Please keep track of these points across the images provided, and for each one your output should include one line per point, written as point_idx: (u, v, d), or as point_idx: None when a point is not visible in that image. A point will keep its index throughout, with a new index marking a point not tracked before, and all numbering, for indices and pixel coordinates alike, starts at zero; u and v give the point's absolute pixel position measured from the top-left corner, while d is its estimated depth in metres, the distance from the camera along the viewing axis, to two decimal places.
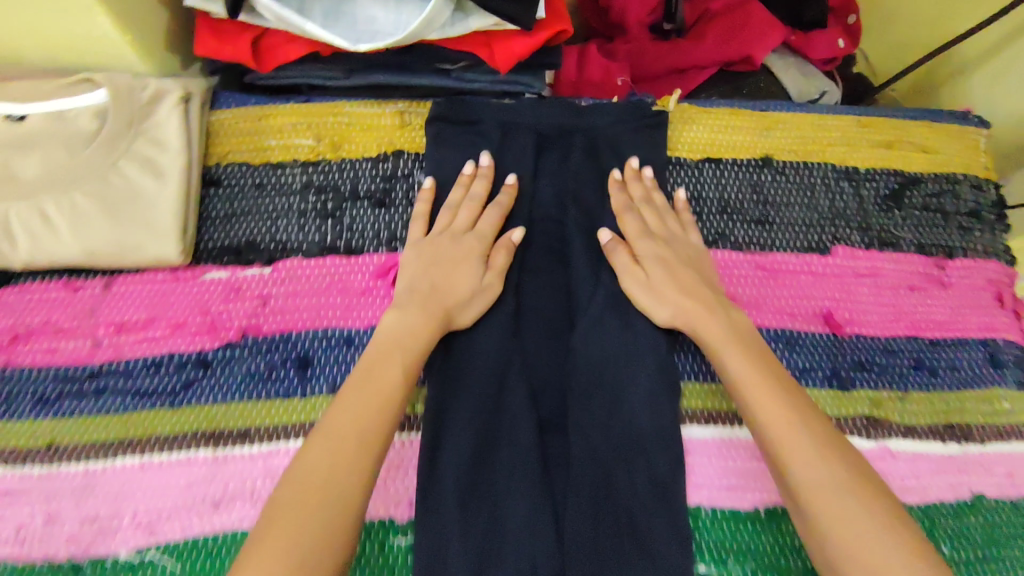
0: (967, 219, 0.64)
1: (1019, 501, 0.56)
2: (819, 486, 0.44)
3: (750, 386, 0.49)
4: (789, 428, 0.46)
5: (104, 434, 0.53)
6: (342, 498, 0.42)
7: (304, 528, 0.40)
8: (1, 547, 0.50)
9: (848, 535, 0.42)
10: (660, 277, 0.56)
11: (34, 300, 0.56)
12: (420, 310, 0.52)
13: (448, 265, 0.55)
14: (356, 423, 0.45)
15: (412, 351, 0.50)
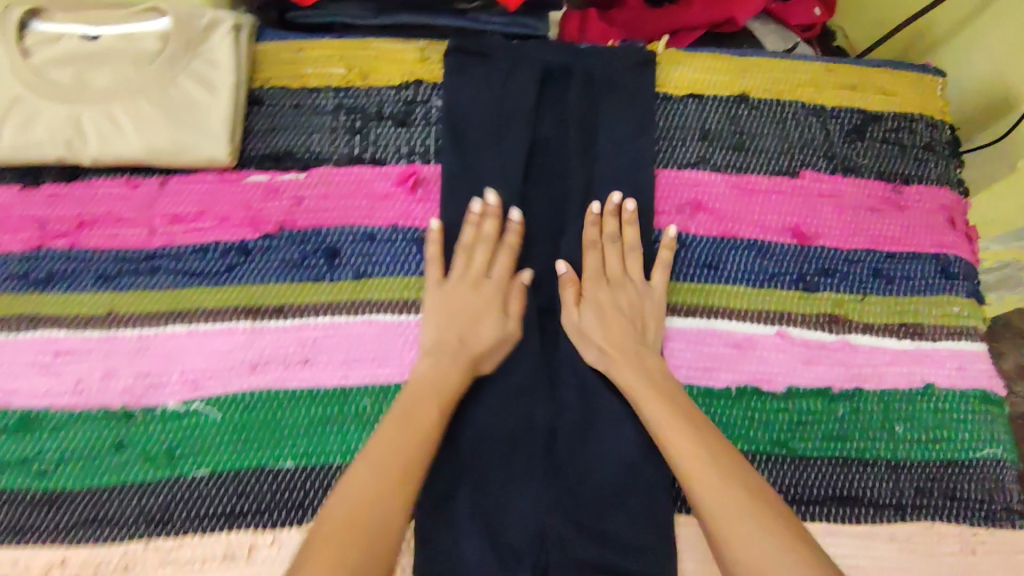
0: (924, 151, 0.71)
1: (966, 390, 0.63)
2: (724, 514, 0.47)
3: (658, 418, 0.53)
4: (695, 456, 0.50)
5: (156, 307, 0.60)
6: (386, 535, 0.46)
7: (353, 558, 0.43)
8: (64, 396, 0.57)
9: (754, 558, 0.44)
10: (601, 321, 0.60)
11: (98, 193, 0.64)
12: (447, 363, 0.56)
13: (471, 317, 0.59)
14: (399, 459, 0.49)
15: (444, 396, 0.54)
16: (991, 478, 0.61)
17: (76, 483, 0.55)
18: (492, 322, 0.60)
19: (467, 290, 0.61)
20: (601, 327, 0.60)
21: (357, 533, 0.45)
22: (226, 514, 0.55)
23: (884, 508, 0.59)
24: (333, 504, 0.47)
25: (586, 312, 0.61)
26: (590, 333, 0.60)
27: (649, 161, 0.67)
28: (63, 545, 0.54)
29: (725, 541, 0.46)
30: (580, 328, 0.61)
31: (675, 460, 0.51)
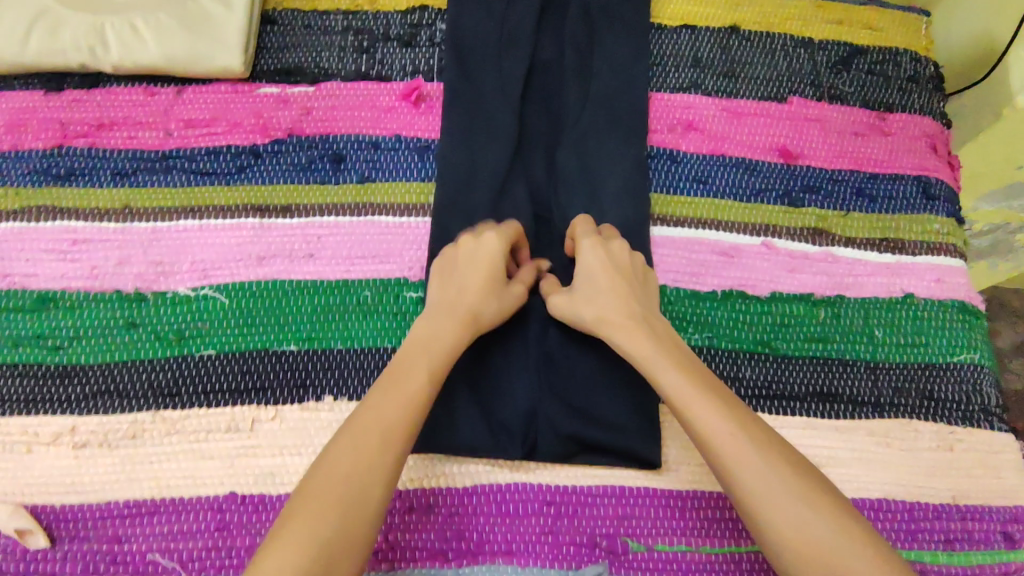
0: (908, 83, 0.74)
1: (945, 300, 0.65)
2: (771, 498, 0.44)
3: (685, 399, 0.49)
4: (734, 440, 0.47)
5: (170, 203, 0.64)
6: (358, 512, 0.45)
7: (319, 535, 0.43)
8: (80, 279, 0.60)
9: (808, 543, 0.43)
10: (590, 290, 0.56)
11: (118, 99, 0.67)
12: (441, 320, 0.54)
13: (473, 275, 0.56)
14: (376, 433, 0.48)
15: (434, 360, 0.52)
16: (969, 382, 0.63)
17: (89, 359, 0.58)
18: (496, 281, 0.56)
19: (470, 244, 0.58)
20: (603, 296, 0.55)
21: (327, 510, 0.44)
22: (231, 391, 0.58)
23: (863, 405, 0.61)
24: (309, 481, 0.46)
25: (580, 280, 0.57)
26: (577, 304, 0.56)
27: (643, 83, 0.69)
28: (75, 414, 0.56)
29: (772, 526, 0.44)
30: (566, 300, 0.57)
31: (704, 437, 0.47)
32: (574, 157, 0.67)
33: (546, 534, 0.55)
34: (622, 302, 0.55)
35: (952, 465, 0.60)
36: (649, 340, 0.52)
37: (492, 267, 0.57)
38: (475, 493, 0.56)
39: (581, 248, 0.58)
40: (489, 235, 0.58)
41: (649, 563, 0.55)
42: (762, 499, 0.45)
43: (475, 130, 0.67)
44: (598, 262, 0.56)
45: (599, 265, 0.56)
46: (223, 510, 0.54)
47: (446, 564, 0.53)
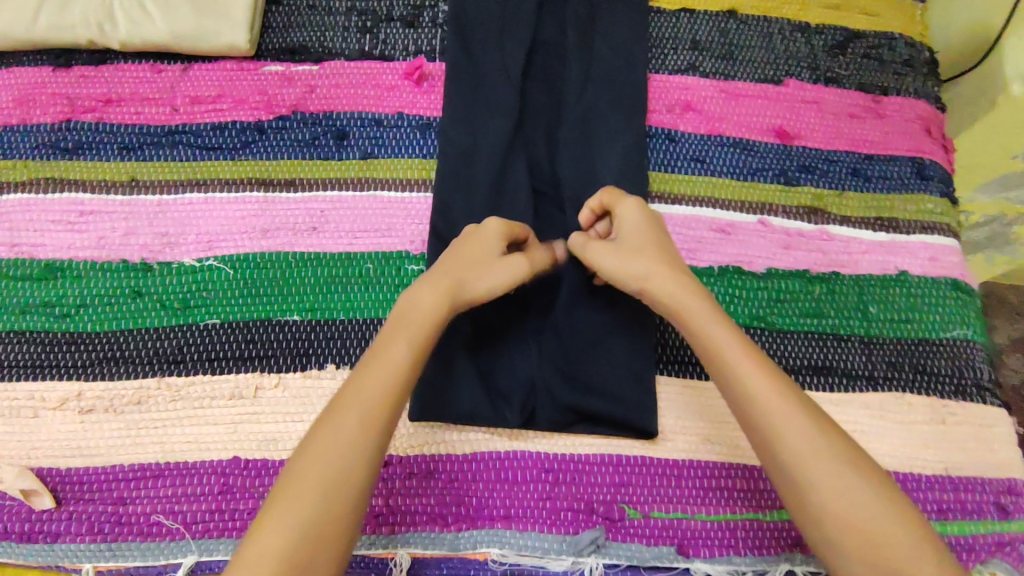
0: (903, 67, 0.75)
1: (939, 278, 0.66)
2: (817, 457, 0.44)
3: (738, 359, 0.48)
4: (786, 402, 0.46)
5: (176, 176, 0.65)
6: (340, 494, 0.44)
7: (299, 520, 0.42)
8: (87, 249, 0.61)
9: (849, 505, 0.43)
10: (639, 244, 0.55)
11: (125, 76, 0.68)
12: (425, 285, 0.53)
13: (470, 249, 0.55)
14: (356, 414, 0.46)
15: (416, 334, 0.50)
16: (962, 357, 0.64)
17: (96, 326, 0.59)
18: (492, 258, 0.55)
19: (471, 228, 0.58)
20: (655, 254, 0.54)
21: (312, 494, 0.43)
22: (235, 358, 0.59)
23: (857, 379, 0.62)
24: (293, 463, 0.45)
25: (626, 235, 0.56)
26: (626, 256, 0.54)
27: (643, 63, 0.71)
28: (81, 379, 0.57)
29: (823, 489, 0.43)
30: (612, 252, 0.55)
31: (759, 397, 0.46)
32: (574, 134, 0.68)
33: (544, 500, 0.55)
34: (669, 260, 0.54)
35: (944, 438, 0.61)
36: (698, 297, 0.52)
37: (490, 245, 0.56)
38: (475, 460, 0.56)
39: (626, 210, 0.57)
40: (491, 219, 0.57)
41: (646, 529, 0.55)
42: (814, 460, 0.44)
43: (476, 108, 0.68)
44: (642, 223, 0.56)
45: (644, 225, 0.56)
46: (226, 474, 0.55)
47: (446, 528, 0.54)
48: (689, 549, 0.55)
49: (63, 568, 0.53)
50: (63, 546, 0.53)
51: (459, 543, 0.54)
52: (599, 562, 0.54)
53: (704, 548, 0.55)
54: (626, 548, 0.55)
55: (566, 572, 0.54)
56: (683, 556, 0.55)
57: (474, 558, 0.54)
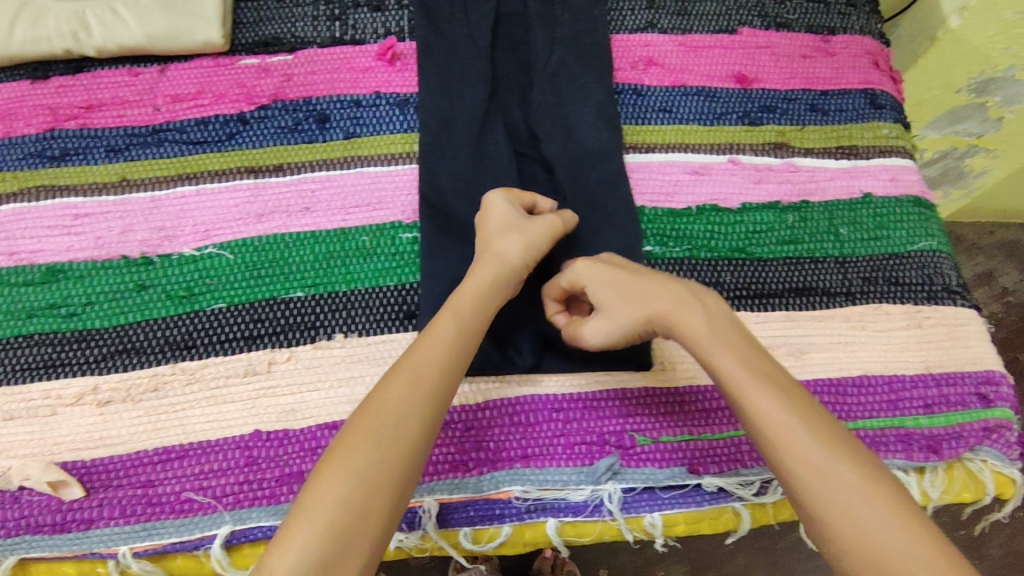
0: (846, 7, 0.79)
1: (899, 195, 0.70)
2: (828, 488, 0.44)
3: (744, 384, 0.48)
4: (791, 430, 0.46)
5: (166, 172, 0.66)
6: (396, 449, 0.46)
7: (356, 471, 0.45)
8: (86, 249, 0.62)
9: (856, 521, 0.43)
10: (611, 309, 0.55)
11: (102, 81, 0.69)
12: (473, 273, 0.56)
13: (489, 227, 0.58)
14: (411, 378, 0.49)
15: (463, 306, 0.54)
16: (930, 267, 0.68)
17: (103, 322, 0.60)
18: (513, 223, 0.58)
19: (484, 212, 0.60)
20: (635, 302, 0.54)
21: (364, 450, 0.46)
22: (245, 338, 0.60)
23: (837, 296, 0.66)
24: (351, 423, 0.48)
25: (597, 301, 0.56)
26: (617, 323, 0.54)
27: (603, 26, 0.74)
28: (95, 374, 0.58)
29: (830, 520, 0.44)
30: (603, 324, 0.55)
31: (760, 426, 0.47)
32: (547, 96, 0.71)
33: (558, 437, 0.58)
34: (646, 305, 0.54)
35: (922, 340, 0.65)
36: (700, 328, 0.52)
37: (504, 213, 0.58)
38: (489, 407, 0.59)
39: (585, 274, 0.57)
40: (492, 192, 0.60)
41: (657, 453, 0.58)
42: (820, 491, 0.44)
43: (450, 79, 0.70)
44: (608, 273, 0.56)
45: (607, 272, 0.56)
46: (250, 447, 0.56)
47: (468, 473, 0.56)
48: (700, 467, 0.58)
49: (99, 554, 0.54)
50: (98, 532, 0.54)
51: (483, 485, 0.56)
52: (617, 487, 0.57)
53: (713, 464, 0.58)
54: (639, 472, 0.57)
55: (586, 501, 0.57)
56: (694, 474, 0.58)
57: (498, 498, 0.57)
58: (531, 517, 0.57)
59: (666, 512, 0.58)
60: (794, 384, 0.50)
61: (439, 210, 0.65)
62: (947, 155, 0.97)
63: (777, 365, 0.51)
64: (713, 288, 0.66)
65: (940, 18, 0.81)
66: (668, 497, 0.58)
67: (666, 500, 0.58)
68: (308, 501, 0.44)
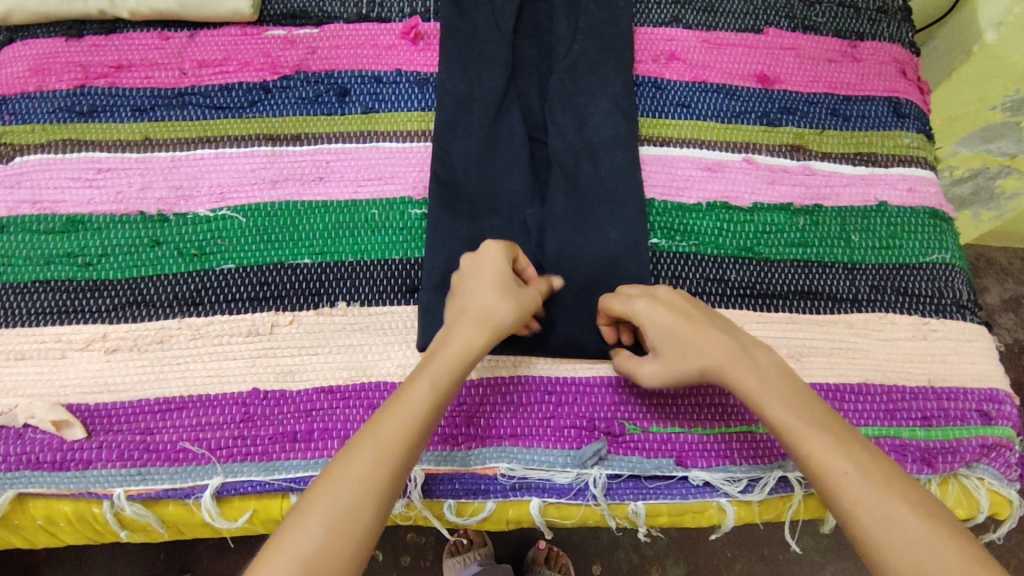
0: (877, 14, 0.78)
1: (916, 206, 0.69)
2: (887, 535, 0.43)
3: (797, 433, 0.48)
4: (847, 477, 0.45)
5: (187, 134, 0.68)
6: (349, 527, 0.44)
7: (303, 550, 0.43)
8: (106, 202, 0.65)
9: (887, 535, 0.43)
10: (670, 357, 0.54)
11: (134, 43, 0.71)
12: (464, 327, 0.53)
13: (482, 280, 0.55)
14: (372, 449, 0.47)
15: (436, 370, 0.51)
16: (941, 279, 0.67)
17: (118, 274, 0.62)
18: (503, 281, 0.55)
19: (477, 259, 0.57)
20: (693, 348, 0.53)
21: (317, 526, 0.44)
22: (250, 299, 0.62)
23: (842, 301, 0.66)
24: (309, 493, 0.46)
25: (656, 342, 0.54)
26: (672, 367, 0.54)
27: (628, 17, 0.74)
28: (106, 322, 0.60)
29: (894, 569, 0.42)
30: (656, 369, 0.54)
31: (817, 474, 0.47)
32: (565, 84, 0.71)
33: (549, 419, 0.58)
34: (699, 353, 0.53)
35: (926, 352, 0.64)
36: (754, 373, 0.51)
37: (501, 268, 0.56)
38: (483, 385, 0.59)
39: (642, 316, 0.55)
40: (488, 245, 0.57)
41: (646, 443, 0.58)
42: (881, 538, 0.43)
43: (471, 61, 0.71)
44: (665, 317, 0.54)
45: (666, 313, 0.54)
46: (247, 403, 0.58)
47: (456, 447, 0.57)
48: (687, 459, 0.58)
49: (94, 494, 0.56)
50: (95, 472, 0.56)
51: (470, 459, 0.57)
52: (602, 473, 0.57)
53: (702, 459, 0.58)
54: (627, 460, 0.58)
55: (571, 484, 0.57)
56: (681, 466, 0.58)
57: (484, 473, 0.58)
58: (515, 495, 0.57)
59: (650, 502, 0.58)
60: (850, 431, 0.49)
61: (449, 188, 0.66)
62: (978, 174, 0.94)
63: (800, 380, 0.52)
64: (717, 286, 0.66)
65: (978, 31, 0.80)
66: (652, 487, 0.58)
67: (651, 490, 0.58)
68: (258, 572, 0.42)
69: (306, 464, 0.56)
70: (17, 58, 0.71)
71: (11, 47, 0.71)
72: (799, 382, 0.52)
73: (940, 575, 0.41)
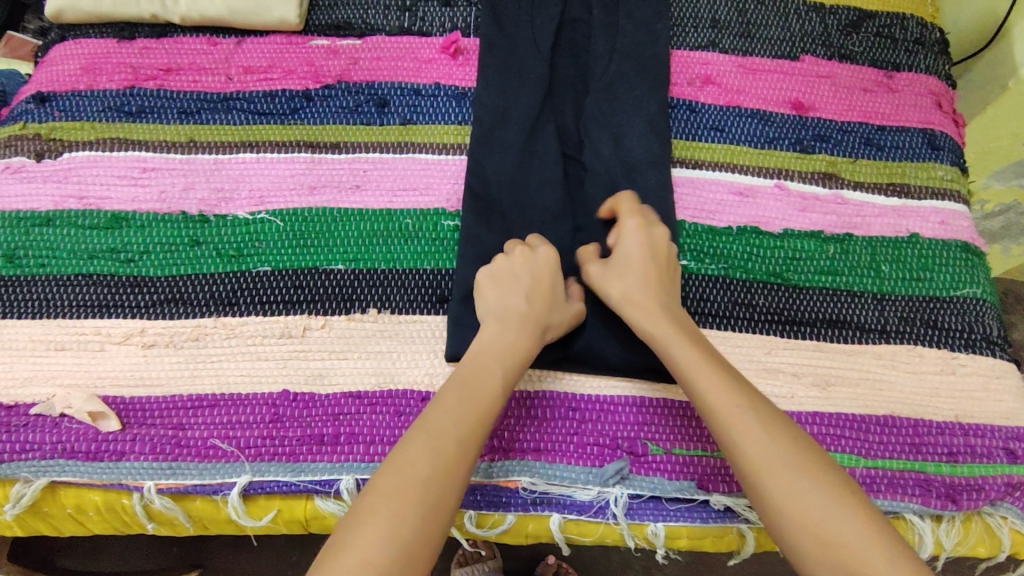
0: (914, 45, 0.78)
1: (948, 239, 0.69)
2: (767, 463, 0.47)
3: (695, 373, 0.52)
4: (736, 410, 0.50)
5: (230, 138, 0.70)
6: (452, 502, 0.48)
7: (406, 530, 0.45)
8: (150, 201, 0.66)
9: (767, 462, 0.47)
10: (614, 270, 0.60)
11: (184, 47, 0.74)
12: (524, 326, 0.57)
13: (545, 282, 0.60)
14: (460, 435, 0.50)
15: (506, 365, 0.55)
16: (971, 314, 0.66)
17: (158, 271, 0.64)
18: (556, 292, 0.60)
19: (534, 261, 0.60)
20: (639, 276, 0.59)
21: (414, 501, 0.46)
22: (285, 302, 0.63)
23: (870, 332, 0.65)
24: (390, 475, 0.47)
25: (615, 254, 0.61)
26: (615, 279, 0.59)
27: (665, 40, 0.75)
28: (144, 317, 0.62)
29: (773, 496, 0.47)
30: (603, 272, 0.60)
31: (709, 408, 0.51)
32: (601, 103, 0.72)
33: (572, 435, 0.59)
34: (637, 288, 0.58)
35: (953, 387, 0.64)
36: (663, 320, 0.56)
37: (556, 277, 0.61)
38: (507, 398, 0.60)
39: (625, 233, 0.61)
40: (544, 249, 0.61)
41: (668, 464, 0.58)
42: (760, 464, 0.47)
43: (508, 77, 0.72)
44: (636, 246, 0.60)
45: (642, 244, 0.60)
46: (277, 404, 0.59)
47: (479, 458, 0.58)
48: (709, 483, 0.58)
49: (125, 485, 0.57)
50: (127, 464, 0.57)
51: (492, 471, 0.57)
52: (623, 492, 0.57)
53: (723, 483, 0.58)
54: (648, 481, 0.58)
55: (592, 501, 0.58)
56: (702, 490, 0.58)
57: (506, 486, 0.58)
58: (535, 509, 0.58)
59: (670, 524, 0.58)
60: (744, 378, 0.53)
61: (482, 201, 0.67)
62: (1009, 210, 0.93)
63: (703, 336, 0.57)
64: (744, 310, 0.66)
65: (1013, 67, 0.79)
66: (673, 509, 0.58)
67: (672, 512, 0.58)
68: (358, 554, 0.43)
69: (331, 467, 0.57)
70: (70, 57, 0.73)
71: (64, 46, 0.74)
72: (699, 334, 0.57)
73: (815, 501, 0.46)
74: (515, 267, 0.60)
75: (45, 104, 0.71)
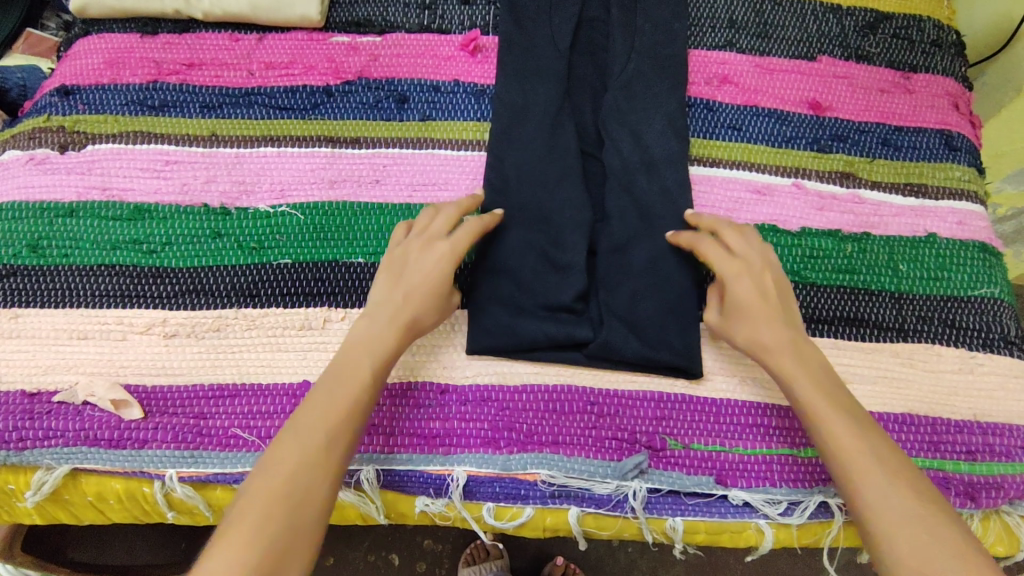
0: (931, 47, 0.78)
1: (966, 239, 0.69)
2: (885, 509, 0.46)
3: (820, 411, 0.52)
4: (860, 456, 0.49)
5: (252, 132, 0.70)
6: (308, 500, 0.46)
7: (266, 529, 0.43)
8: (172, 193, 0.67)
9: (884, 509, 0.46)
10: (732, 315, 0.58)
11: (206, 43, 0.74)
12: (390, 323, 0.55)
13: (418, 274, 0.57)
14: (321, 433, 0.48)
15: (376, 359, 0.53)
16: (988, 314, 0.66)
17: (179, 263, 0.64)
18: (437, 285, 0.57)
19: (421, 249, 0.58)
20: (758, 322, 0.56)
21: (274, 501, 0.44)
22: (304, 294, 0.63)
23: (887, 330, 0.65)
24: (256, 478, 0.46)
25: (727, 299, 0.58)
26: (733, 321, 0.58)
27: (683, 39, 0.75)
28: (166, 308, 0.63)
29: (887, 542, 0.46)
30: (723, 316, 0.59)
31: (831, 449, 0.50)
32: (620, 101, 0.72)
33: (590, 429, 0.59)
34: (758, 332, 0.56)
35: (971, 386, 0.64)
36: (790, 357, 0.54)
37: (441, 266, 0.57)
38: (526, 392, 0.60)
39: (730, 279, 0.57)
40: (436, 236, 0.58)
41: (687, 459, 0.58)
42: (875, 510, 0.47)
43: (527, 74, 0.72)
44: (744, 293, 0.57)
45: (748, 290, 0.57)
46: (298, 395, 0.59)
47: (498, 451, 0.58)
48: (727, 479, 0.58)
49: (146, 474, 0.58)
50: (149, 452, 0.57)
51: (510, 464, 0.58)
52: (642, 486, 0.58)
53: (742, 479, 0.58)
54: (667, 475, 0.58)
55: (610, 495, 0.58)
56: (722, 485, 0.58)
57: (524, 479, 0.58)
58: (553, 502, 0.58)
59: (688, 519, 0.58)
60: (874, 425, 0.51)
61: (502, 196, 0.67)
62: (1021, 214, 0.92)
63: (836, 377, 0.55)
64: None
65: None
66: (690, 504, 0.58)
67: (691, 507, 0.58)
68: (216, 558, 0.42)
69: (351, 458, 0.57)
70: (95, 50, 0.74)
71: (88, 40, 0.75)
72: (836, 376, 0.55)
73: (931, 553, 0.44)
74: (399, 252, 0.59)
75: (69, 96, 0.71)
